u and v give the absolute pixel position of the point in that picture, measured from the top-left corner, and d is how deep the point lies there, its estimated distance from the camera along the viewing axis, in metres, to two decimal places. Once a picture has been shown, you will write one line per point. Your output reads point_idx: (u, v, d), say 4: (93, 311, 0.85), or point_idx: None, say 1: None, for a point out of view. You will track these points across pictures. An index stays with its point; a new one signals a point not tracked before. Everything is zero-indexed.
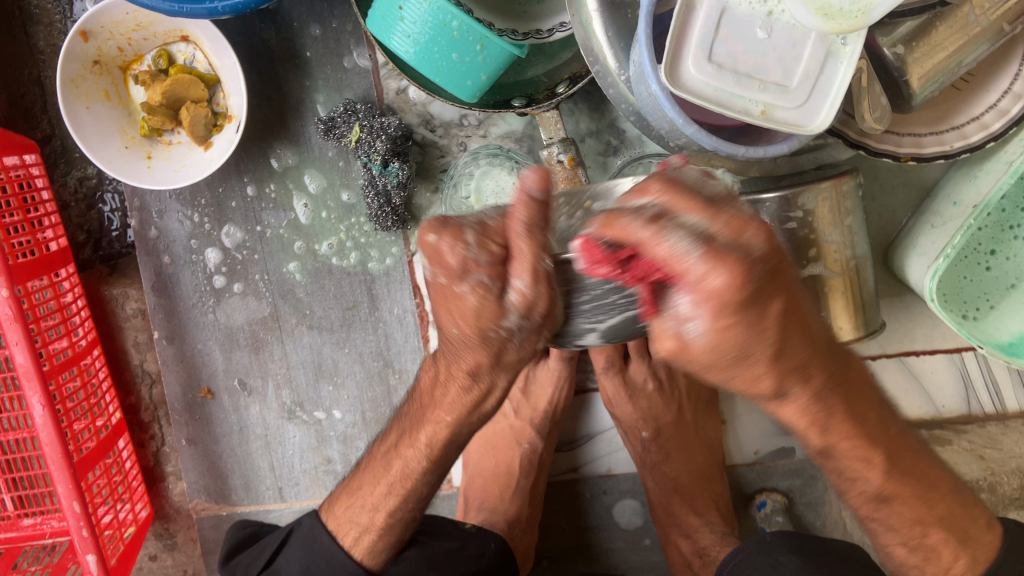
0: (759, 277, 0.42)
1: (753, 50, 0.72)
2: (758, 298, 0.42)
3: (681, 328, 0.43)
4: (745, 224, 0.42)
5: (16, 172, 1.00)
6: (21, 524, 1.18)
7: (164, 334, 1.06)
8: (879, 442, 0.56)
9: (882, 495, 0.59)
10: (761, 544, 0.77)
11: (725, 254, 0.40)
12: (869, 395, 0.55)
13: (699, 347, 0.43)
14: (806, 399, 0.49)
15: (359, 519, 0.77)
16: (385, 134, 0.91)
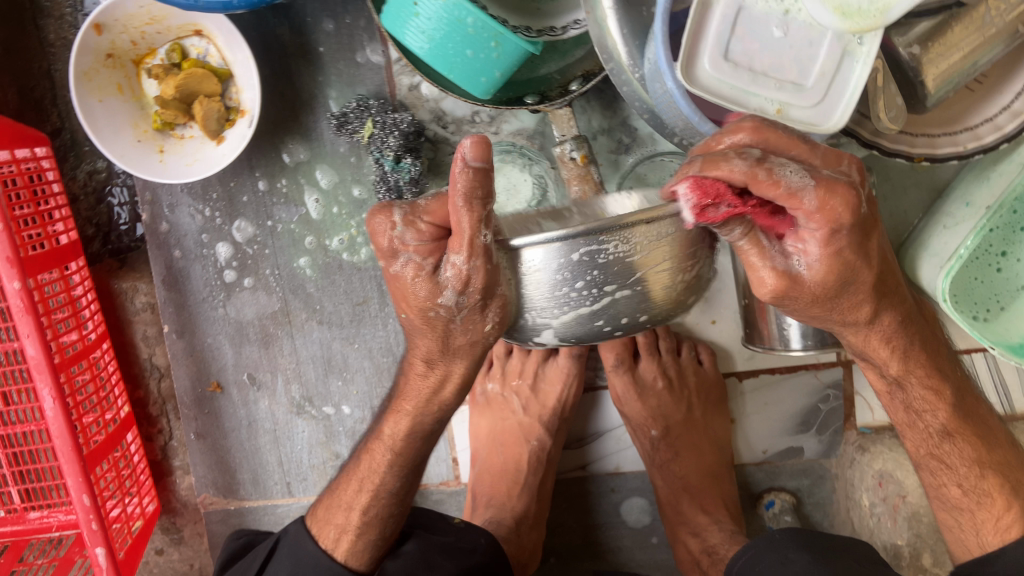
0: (858, 211, 0.55)
1: (769, 49, 0.72)
2: (855, 232, 0.55)
3: (810, 264, 0.54)
4: (840, 160, 0.55)
5: (27, 164, 1.00)
6: (28, 517, 1.17)
7: (173, 328, 1.06)
8: (938, 373, 0.72)
9: (945, 432, 0.73)
10: (771, 541, 0.77)
11: (832, 185, 0.52)
12: (924, 314, 0.68)
13: (817, 281, 0.58)
14: (893, 324, 0.66)
15: (336, 520, 0.79)
16: (399, 130, 0.91)
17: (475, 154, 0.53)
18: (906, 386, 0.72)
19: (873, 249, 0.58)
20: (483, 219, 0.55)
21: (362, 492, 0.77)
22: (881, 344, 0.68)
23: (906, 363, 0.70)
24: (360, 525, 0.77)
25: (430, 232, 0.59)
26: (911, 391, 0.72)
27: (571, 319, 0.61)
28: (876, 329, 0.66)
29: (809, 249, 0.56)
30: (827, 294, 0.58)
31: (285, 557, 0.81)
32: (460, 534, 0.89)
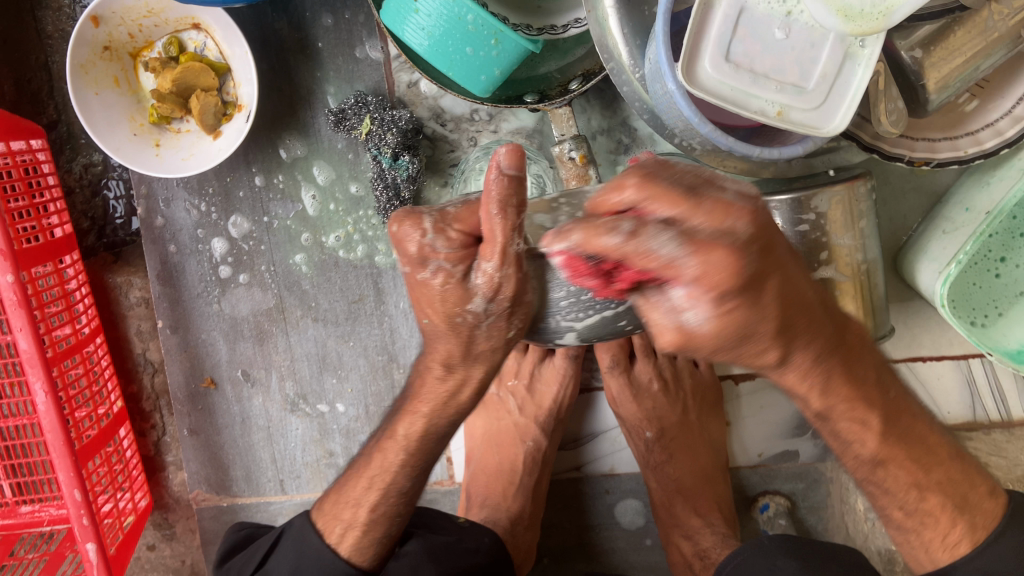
0: (753, 260, 0.43)
1: (770, 50, 0.72)
2: (744, 285, 0.43)
3: (680, 319, 0.44)
4: (728, 209, 0.42)
5: (22, 156, 0.99)
6: (19, 511, 1.17)
7: (168, 323, 1.06)
8: (878, 405, 0.57)
9: (878, 461, 0.60)
10: (760, 547, 0.76)
11: (710, 247, 0.41)
12: (870, 361, 0.57)
13: (705, 336, 0.44)
14: (807, 362, 0.52)
15: (344, 515, 0.75)
16: (396, 127, 0.91)
17: (509, 164, 0.52)
18: (829, 419, 0.57)
19: (771, 290, 0.45)
20: (517, 227, 0.53)
21: (372, 489, 0.73)
22: (796, 382, 0.53)
23: (830, 403, 0.56)
24: (367, 522, 0.74)
25: (459, 240, 0.55)
26: (833, 416, 0.57)
27: (596, 322, 0.58)
28: (789, 366, 0.52)
29: (692, 314, 0.43)
30: (713, 347, 0.45)
31: (288, 552, 0.79)
32: (463, 534, 0.89)
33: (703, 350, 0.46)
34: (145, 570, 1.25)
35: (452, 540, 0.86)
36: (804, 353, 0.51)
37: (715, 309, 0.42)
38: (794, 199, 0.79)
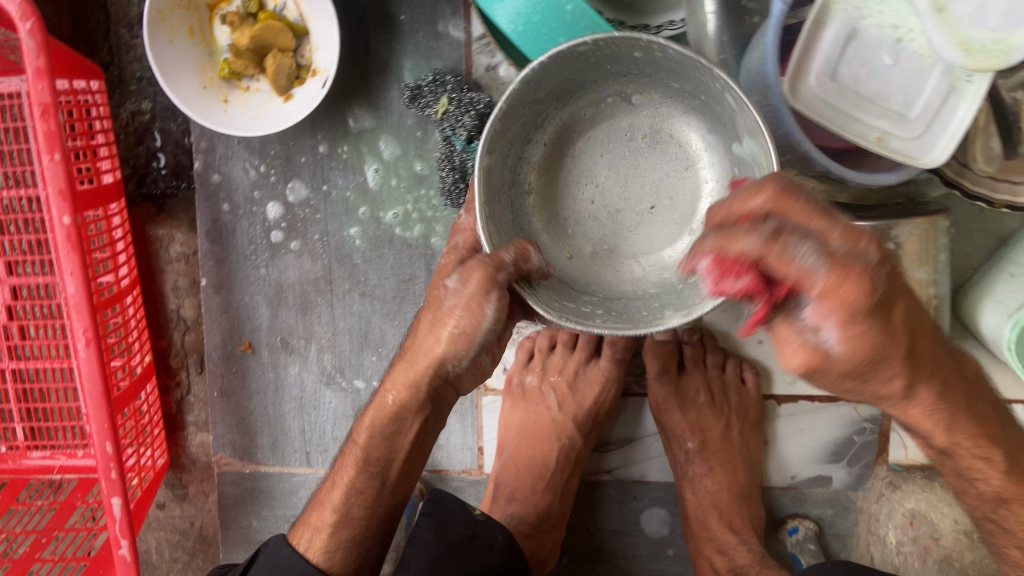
0: (882, 280, 0.47)
1: (877, 75, 0.72)
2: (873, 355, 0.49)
3: (819, 345, 0.49)
4: (859, 232, 0.47)
5: (83, 96, 0.97)
6: (30, 456, 1.15)
7: (212, 282, 1.04)
8: (1000, 441, 0.62)
9: (1002, 498, 0.64)
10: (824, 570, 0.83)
11: (845, 267, 0.46)
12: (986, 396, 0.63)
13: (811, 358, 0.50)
14: (931, 397, 0.57)
15: (312, 520, 0.77)
16: (474, 110, 0.91)
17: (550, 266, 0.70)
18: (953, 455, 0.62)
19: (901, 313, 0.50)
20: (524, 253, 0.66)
21: (336, 488, 0.77)
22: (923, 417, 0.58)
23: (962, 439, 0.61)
24: (334, 522, 0.76)
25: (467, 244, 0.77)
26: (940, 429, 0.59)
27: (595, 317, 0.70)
28: (914, 402, 0.57)
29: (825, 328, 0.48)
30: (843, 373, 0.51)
31: (262, 567, 0.77)
32: (477, 526, 0.83)
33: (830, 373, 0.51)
34: (152, 528, 1.24)
35: (466, 535, 0.82)
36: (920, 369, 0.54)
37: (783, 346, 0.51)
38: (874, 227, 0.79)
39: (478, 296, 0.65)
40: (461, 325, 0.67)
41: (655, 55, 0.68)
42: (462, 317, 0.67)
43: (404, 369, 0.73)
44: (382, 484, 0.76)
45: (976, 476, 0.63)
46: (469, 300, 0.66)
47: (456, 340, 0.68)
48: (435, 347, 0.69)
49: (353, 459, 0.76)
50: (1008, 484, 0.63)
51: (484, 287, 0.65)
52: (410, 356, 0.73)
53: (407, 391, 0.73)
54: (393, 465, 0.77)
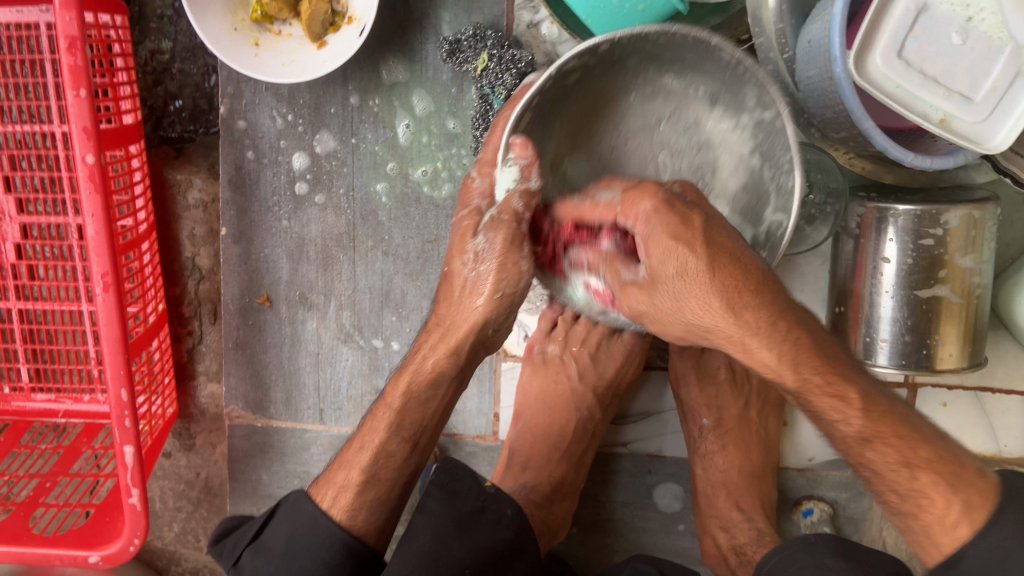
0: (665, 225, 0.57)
1: (944, 54, 0.70)
2: (683, 215, 0.57)
3: (629, 280, 0.62)
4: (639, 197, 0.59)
5: (107, 31, 0.93)
6: (35, 399, 1.14)
7: (231, 232, 1.02)
8: (924, 443, 0.62)
9: (865, 436, 0.61)
10: (806, 544, 0.73)
11: (634, 194, 0.60)
12: (914, 420, 0.63)
13: (637, 230, 0.59)
14: (846, 409, 0.60)
15: (336, 479, 0.78)
16: (516, 68, 0.87)
17: (520, 153, 0.66)
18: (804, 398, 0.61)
19: (749, 272, 0.57)
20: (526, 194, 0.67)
21: (364, 449, 0.77)
22: (842, 419, 0.61)
23: (875, 427, 0.61)
24: (360, 483, 0.76)
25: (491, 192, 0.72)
26: (808, 403, 0.61)
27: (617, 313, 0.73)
28: (834, 423, 0.62)
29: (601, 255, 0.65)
30: (653, 292, 0.60)
31: (283, 523, 0.78)
32: (486, 499, 0.80)
33: (659, 295, 0.60)
34: (157, 476, 1.23)
35: (475, 508, 0.79)
36: (761, 326, 0.57)
37: (642, 204, 0.59)
38: (919, 212, 0.79)
39: (511, 253, 0.66)
40: (501, 287, 0.67)
41: (726, 88, 0.71)
42: (501, 279, 0.66)
43: (443, 337, 0.72)
44: (413, 448, 0.78)
45: (835, 417, 0.61)
46: (504, 260, 0.66)
47: (498, 302, 0.67)
48: (475, 313, 0.68)
49: (386, 422, 0.76)
50: (935, 476, 0.61)
51: (513, 244, 0.66)
52: (447, 322, 0.71)
53: (447, 358, 0.72)
54: (424, 431, 0.78)
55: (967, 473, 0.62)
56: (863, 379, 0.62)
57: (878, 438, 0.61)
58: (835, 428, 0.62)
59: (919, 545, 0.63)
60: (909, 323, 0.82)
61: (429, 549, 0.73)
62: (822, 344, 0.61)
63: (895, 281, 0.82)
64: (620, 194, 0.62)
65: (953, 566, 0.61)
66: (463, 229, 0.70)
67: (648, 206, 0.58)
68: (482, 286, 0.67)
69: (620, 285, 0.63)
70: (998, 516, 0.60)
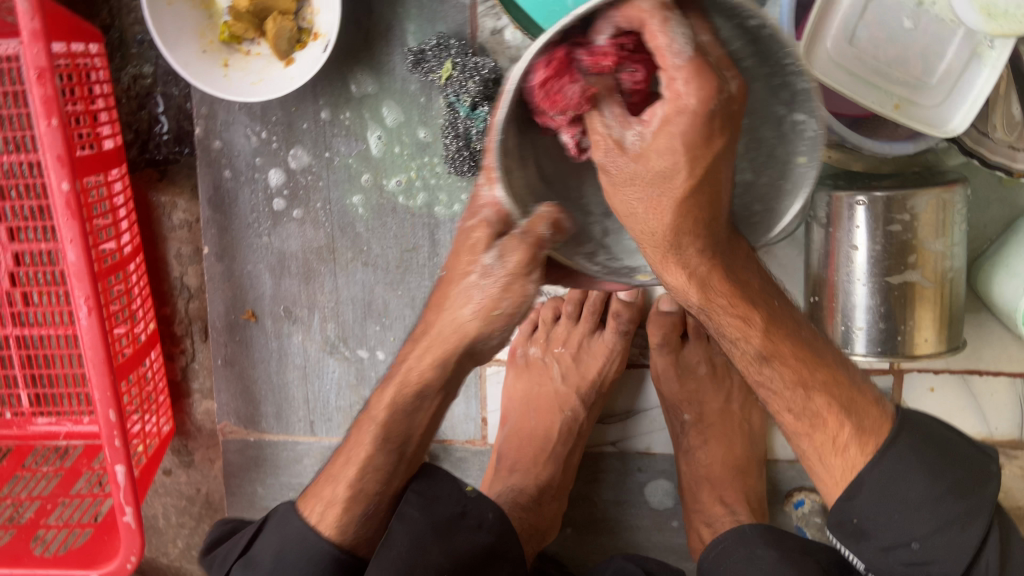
0: (713, 111, 0.49)
1: (896, 39, 0.70)
2: (717, 126, 0.50)
3: (618, 137, 0.53)
4: (698, 69, 0.48)
5: (80, 59, 0.95)
6: (35, 423, 1.15)
7: (214, 250, 1.03)
8: (821, 378, 0.67)
9: (763, 356, 0.67)
10: (741, 535, 0.78)
11: (698, 61, 0.48)
12: (826, 353, 0.69)
13: (676, 108, 0.50)
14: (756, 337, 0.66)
15: (324, 492, 0.78)
16: (478, 75, 0.87)
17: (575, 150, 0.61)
18: (711, 312, 0.65)
19: (716, 178, 0.53)
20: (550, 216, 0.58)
21: (350, 463, 0.77)
22: (754, 339, 0.66)
23: (776, 349, 0.66)
24: (348, 497, 0.77)
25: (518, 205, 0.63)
26: (720, 320, 0.65)
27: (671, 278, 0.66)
28: (744, 346, 0.67)
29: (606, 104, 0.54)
30: (636, 165, 0.53)
31: (272, 535, 0.79)
32: (468, 503, 0.81)
33: (630, 178, 0.54)
34: (158, 494, 1.25)
35: (457, 512, 0.80)
36: (689, 249, 0.58)
37: (691, 87, 0.48)
38: (887, 198, 0.78)
39: (518, 277, 0.60)
40: (502, 306, 0.62)
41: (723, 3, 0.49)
42: (502, 298, 0.62)
43: (429, 347, 0.69)
44: (399, 458, 0.77)
45: (735, 337, 0.67)
46: (509, 281, 0.61)
47: (492, 320, 0.63)
48: (467, 327, 0.65)
49: (371, 436, 0.76)
50: (841, 413, 0.67)
51: (524, 266, 0.59)
52: (434, 334, 0.68)
53: (432, 369, 0.70)
54: (410, 440, 0.77)
55: (863, 402, 0.68)
56: (782, 307, 0.67)
57: (780, 365, 0.67)
58: (738, 347, 0.68)
59: (820, 482, 0.70)
60: (882, 310, 0.82)
61: (408, 551, 0.73)
62: (749, 284, 0.64)
63: (867, 269, 0.81)
64: (692, 54, 0.48)
65: (852, 496, 0.67)
66: (471, 240, 0.62)
67: (696, 96, 0.48)
68: (481, 303, 0.63)
69: (597, 134, 0.54)
70: (884, 449, 0.66)
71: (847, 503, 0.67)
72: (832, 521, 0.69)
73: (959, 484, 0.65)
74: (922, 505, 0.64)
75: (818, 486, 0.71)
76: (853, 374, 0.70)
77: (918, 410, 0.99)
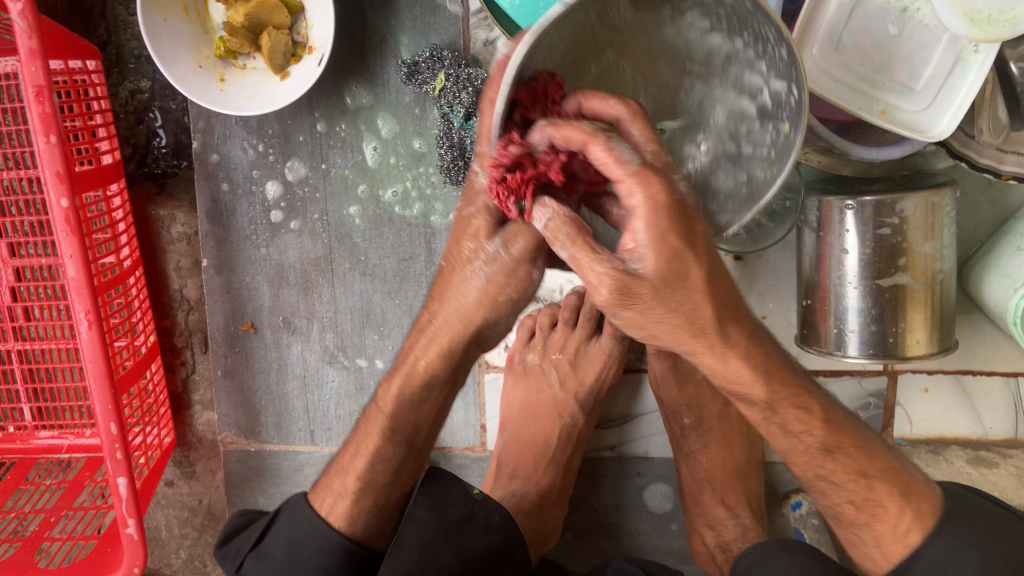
0: (669, 216, 0.47)
1: (881, 45, 0.72)
2: (687, 220, 0.48)
3: (626, 268, 0.48)
4: (650, 176, 0.47)
5: (78, 76, 0.96)
6: (38, 437, 1.16)
7: (213, 262, 1.04)
8: (881, 472, 0.62)
9: (826, 448, 0.60)
10: (782, 546, 0.76)
11: (648, 172, 0.47)
12: (877, 445, 0.63)
13: (642, 223, 0.47)
14: (815, 436, 0.60)
15: (334, 485, 0.78)
16: (472, 86, 0.91)
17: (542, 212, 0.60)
18: (775, 411, 0.58)
19: (716, 284, 0.50)
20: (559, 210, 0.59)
21: (360, 455, 0.77)
22: (811, 434, 0.60)
23: (836, 438, 0.60)
24: (358, 489, 0.76)
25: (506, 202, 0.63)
26: (780, 420, 0.59)
27: None
28: (802, 442, 0.60)
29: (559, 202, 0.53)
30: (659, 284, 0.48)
31: (284, 530, 0.80)
32: (474, 505, 0.82)
33: (640, 304, 0.48)
34: (161, 505, 1.25)
35: (464, 515, 0.80)
36: (736, 344, 0.53)
37: (654, 192, 0.47)
38: (876, 202, 0.80)
39: (523, 262, 0.61)
40: (508, 291, 0.62)
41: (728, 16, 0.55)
42: (507, 283, 0.62)
43: (434, 337, 0.68)
44: (408, 449, 0.77)
45: (797, 430, 0.59)
46: (514, 267, 0.61)
47: (498, 304, 0.63)
48: (473, 313, 0.64)
49: (381, 428, 0.75)
50: (899, 504, 0.62)
51: (531, 251, 0.60)
52: (441, 321, 0.66)
53: (439, 359, 0.69)
54: (419, 431, 0.76)
55: (916, 485, 0.63)
56: (831, 399, 0.62)
57: (836, 459, 0.61)
58: (793, 443, 0.61)
59: (867, 557, 0.64)
60: (874, 313, 0.83)
61: (419, 556, 0.74)
62: (797, 379, 0.59)
63: (858, 272, 0.82)
64: (640, 161, 0.47)
65: (904, 571, 0.61)
66: (473, 225, 0.61)
67: (661, 193, 0.47)
68: (486, 287, 0.62)
69: (586, 279, 0.49)
70: (938, 531, 0.62)
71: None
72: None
73: (1012, 558, 0.61)
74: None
75: (862, 563, 0.65)
76: (909, 465, 0.65)
77: (912, 411, 1.00)
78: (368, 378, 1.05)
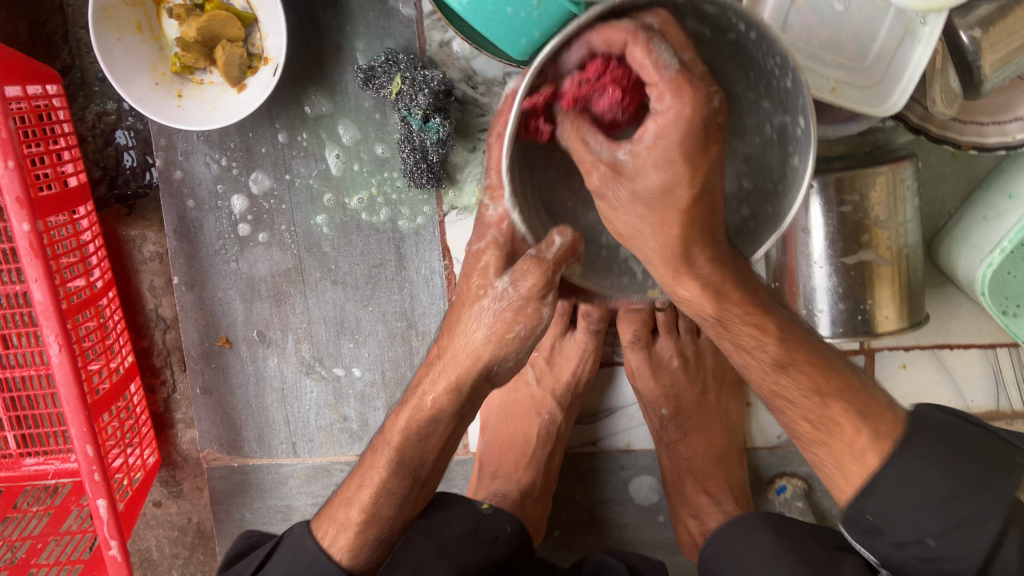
0: (705, 118, 0.52)
1: (828, 23, 0.72)
2: (701, 142, 0.52)
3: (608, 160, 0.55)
4: (682, 86, 0.51)
5: (37, 101, 0.96)
6: (24, 464, 1.14)
7: (183, 280, 1.04)
8: (841, 395, 0.65)
9: (780, 363, 0.65)
10: (741, 522, 0.75)
11: (684, 83, 0.51)
12: (836, 366, 0.67)
13: (668, 127, 0.52)
14: (766, 358, 0.65)
15: (337, 516, 0.72)
16: (428, 87, 0.87)
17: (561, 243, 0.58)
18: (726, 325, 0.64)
19: (708, 153, 0.53)
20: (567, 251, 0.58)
21: (363, 486, 0.71)
22: (765, 346, 0.64)
23: (788, 351, 0.64)
24: (361, 521, 0.71)
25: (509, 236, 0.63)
26: (733, 336, 0.64)
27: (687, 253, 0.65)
28: (757, 358, 0.65)
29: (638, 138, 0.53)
30: (628, 183, 0.55)
31: (283, 558, 0.72)
32: (480, 520, 0.79)
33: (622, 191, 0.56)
34: (150, 526, 1.24)
35: (469, 529, 0.77)
36: (696, 252, 0.58)
37: (685, 105, 0.51)
38: (838, 178, 0.79)
39: (533, 299, 0.60)
40: (516, 329, 0.61)
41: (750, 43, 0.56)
42: (515, 319, 0.61)
43: (443, 370, 0.66)
44: (413, 482, 0.72)
45: (751, 346, 0.65)
46: (523, 303, 0.60)
47: (507, 341, 0.62)
48: (480, 349, 0.63)
49: (386, 460, 0.70)
50: (872, 436, 0.64)
51: (542, 288, 0.59)
52: (449, 355, 0.65)
53: (446, 394, 0.66)
54: (424, 464, 0.71)
55: (877, 405, 0.65)
56: (789, 320, 0.66)
57: (790, 376, 0.65)
58: (748, 362, 0.66)
59: (830, 479, 0.67)
60: (841, 291, 0.82)
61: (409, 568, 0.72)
62: (763, 302, 0.64)
63: (822, 251, 0.82)
64: (677, 66, 0.51)
65: (868, 492, 0.64)
66: (482, 263, 0.64)
67: (692, 98, 0.51)
68: (494, 325, 0.61)
69: (580, 156, 0.56)
70: (904, 447, 0.63)
71: (860, 499, 0.64)
72: (845, 516, 0.66)
73: (977, 479, 0.61)
74: (936, 500, 0.61)
75: (830, 488, 0.68)
76: (861, 379, 0.67)
77: (894, 388, 0.99)
78: (346, 387, 1.05)
